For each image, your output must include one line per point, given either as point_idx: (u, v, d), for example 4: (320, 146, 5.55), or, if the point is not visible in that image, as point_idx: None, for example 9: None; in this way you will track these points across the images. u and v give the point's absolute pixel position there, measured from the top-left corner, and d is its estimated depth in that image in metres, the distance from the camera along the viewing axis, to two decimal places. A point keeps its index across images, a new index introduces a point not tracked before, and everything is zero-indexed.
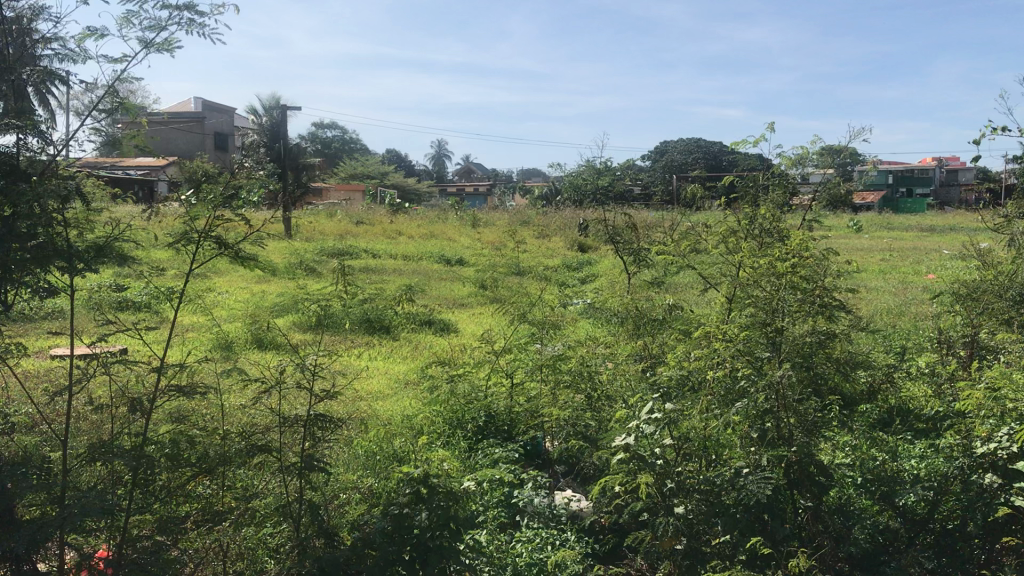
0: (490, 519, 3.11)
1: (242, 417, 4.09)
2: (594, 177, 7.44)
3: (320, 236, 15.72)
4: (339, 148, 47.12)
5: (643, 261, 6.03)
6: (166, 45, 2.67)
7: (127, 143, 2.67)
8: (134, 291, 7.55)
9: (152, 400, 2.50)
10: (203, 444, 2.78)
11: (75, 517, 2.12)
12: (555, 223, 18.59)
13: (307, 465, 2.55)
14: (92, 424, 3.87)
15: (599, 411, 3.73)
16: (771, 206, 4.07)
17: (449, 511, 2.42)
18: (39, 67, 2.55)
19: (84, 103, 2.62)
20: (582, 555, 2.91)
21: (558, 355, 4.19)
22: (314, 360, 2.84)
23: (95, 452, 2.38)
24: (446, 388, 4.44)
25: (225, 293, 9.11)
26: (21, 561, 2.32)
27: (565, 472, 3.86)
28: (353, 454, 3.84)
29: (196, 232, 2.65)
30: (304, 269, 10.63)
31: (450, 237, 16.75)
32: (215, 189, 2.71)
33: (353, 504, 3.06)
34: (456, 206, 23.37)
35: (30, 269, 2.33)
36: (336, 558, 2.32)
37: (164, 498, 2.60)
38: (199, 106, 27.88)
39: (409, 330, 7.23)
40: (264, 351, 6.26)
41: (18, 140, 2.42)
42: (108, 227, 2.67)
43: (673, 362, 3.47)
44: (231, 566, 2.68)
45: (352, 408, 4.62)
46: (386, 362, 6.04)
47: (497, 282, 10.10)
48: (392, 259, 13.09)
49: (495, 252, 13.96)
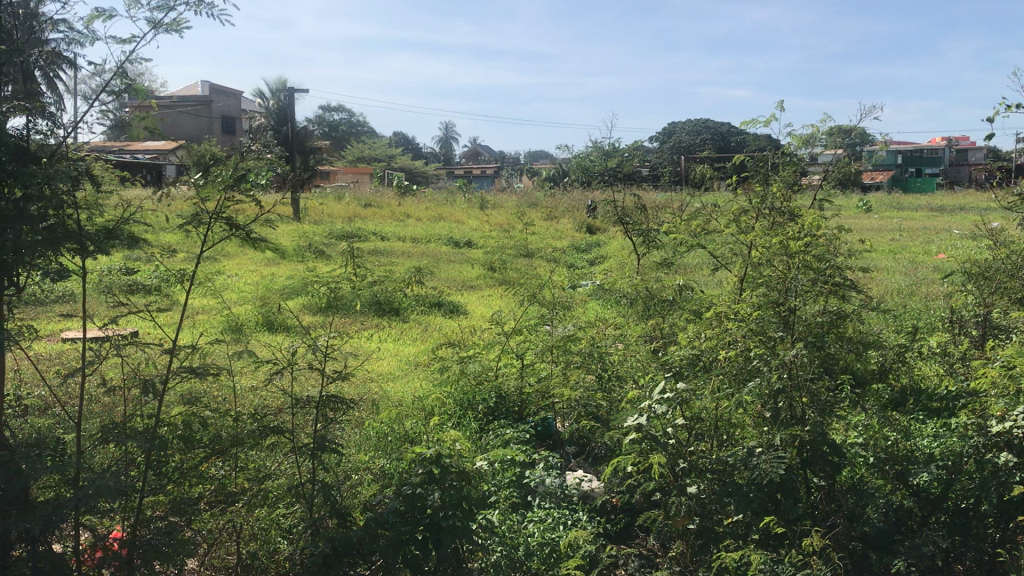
0: (502, 500, 3.08)
1: (253, 398, 4.10)
2: (602, 158, 7.41)
3: (329, 218, 15.72)
4: (347, 132, 47.08)
5: (652, 241, 6.02)
6: (176, 26, 2.58)
7: (136, 125, 2.65)
8: (144, 275, 7.57)
9: (164, 382, 2.47)
10: (216, 426, 2.76)
11: (89, 500, 2.16)
12: (563, 205, 18.54)
13: (319, 446, 2.53)
14: (105, 405, 3.89)
15: (611, 393, 3.74)
16: (782, 185, 4.03)
17: (462, 491, 2.38)
18: (47, 49, 2.54)
19: (93, 87, 2.60)
20: (594, 535, 2.90)
21: (569, 336, 4.15)
22: (325, 340, 2.80)
23: (108, 433, 2.38)
24: (456, 369, 4.43)
25: (235, 276, 9.11)
26: (37, 543, 2.35)
27: (576, 452, 3.85)
28: (364, 436, 3.85)
29: (207, 215, 2.66)
30: (313, 252, 10.59)
31: (458, 220, 16.73)
32: (223, 170, 2.67)
33: (366, 485, 3.09)
34: (464, 189, 23.37)
35: (43, 251, 2.34)
36: (350, 538, 2.31)
37: (177, 479, 2.59)
38: (206, 89, 27.86)
39: (418, 312, 7.23)
40: (274, 334, 6.28)
41: (27, 123, 2.41)
42: (117, 210, 2.66)
43: (687, 345, 3.45)
44: (244, 546, 2.77)
45: (363, 391, 4.63)
46: (396, 344, 6.04)
47: (506, 265, 10.09)
48: (400, 242, 13.10)
49: (503, 236, 13.94)
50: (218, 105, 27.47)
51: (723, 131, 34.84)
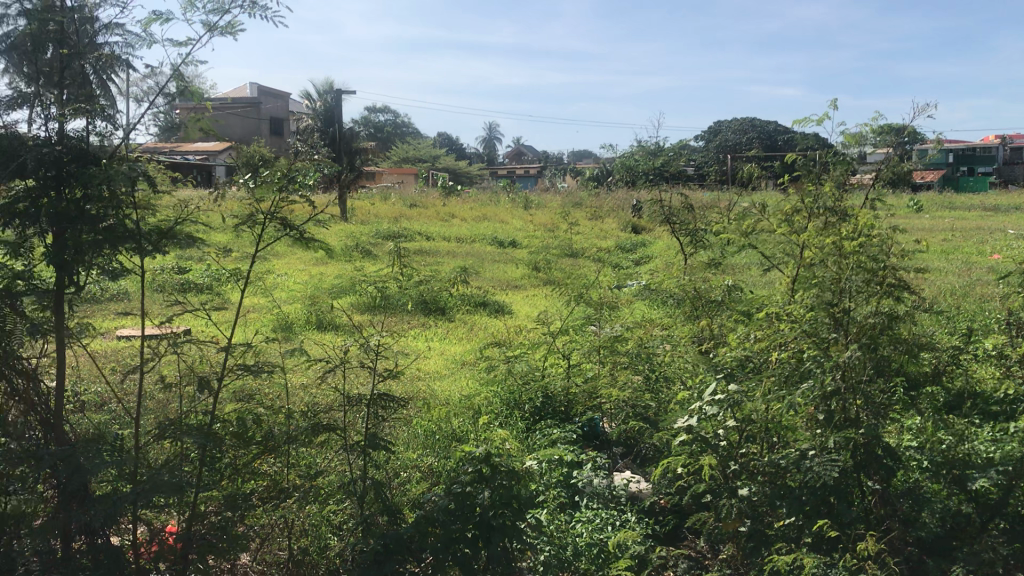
0: (550, 500, 3.08)
1: (303, 396, 4.15)
2: (648, 158, 7.37)
3: (375, 218, 15.85)
4: (392, 132, 47.41)
5: (700, 241, 5.98)
6: (230, 29, 2.59)
7: (190, 127, 2.67)
8: (196, 274, 7.71)
9: (219, 379, 2.50)
10: (268, 423, 2.80)
11: (149, 494, 2.21)
12: (608, 204, 18.48)
13: (371, 444, 2.55)
14: (159, 402, 3.97)
15: (659, 394, 3.72)
16: (835, 185, 3.97)
17: (512, 490, 2.39)
18: (106, 52, 2.58)
19: (150, 89, 2.64)
20: (642, 537, 2.89)
21: (616, 337, 4.16)
22: (376, 340, 2.81)
23: (165, 429, 2.43)
24: (503, 369, 4.43)
25: (284, 275, 9.23)
26: (96, 535, 2.40)
27: (624, 453, 3.81)
28: (412, 434, 3.88)
29: (261, 215, 2.70)
30: (360, 252, 10.70)
31: (503, 220, 16.76)
32: (277, 171, 2.71)
33: (414, 483, 3.11)
34: (509, 188, 23.41)
35: (103, 250, 2.40)
36: (401, 536, 2.32)
37: (231, 475, 2.63)
38: (255, 90, 28.22)
39: (464, 312, 7.27)
40: (323, 332, 6.35)
41: (86, 124, 2.46)
42: (173, 210, 2.71)
43: (738, 347, 3.42)
44: (295, 542, 2.80)
45: (410, 390, 4.67)
46: (442, 343, 6.07)
47: (551, 265, 10.10)
48: (446, 242, 13.16)
49: (548, 236, 13.93)
50: (267, 107, 27.84)
51: (770, 130, 34.46)
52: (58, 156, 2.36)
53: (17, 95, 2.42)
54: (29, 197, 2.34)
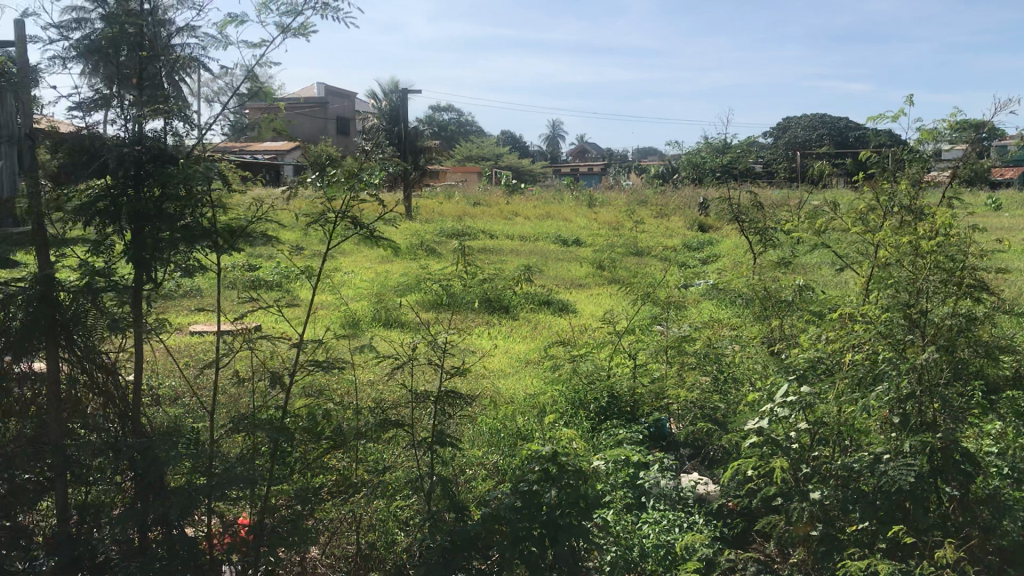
0: (616, 500, 3.07)
1: (370, 392, 4.20)
2: (715, 155, 7.28)
3: (439, 217, 15.97)
4: (457, 131, 47.69)
5: (769, 239, 5.88)
6: (302, 30, 2.63)
7: (264, 127, 2.72)
8: (266, 271, 7.86)
9: (291, 375, 2.54)
10: (338, 418, 2.84)
11: (224, 487, 2.26)
12: (674, 202, 18.33)
13: (438, 441, 2.56)
14: (232, 397, 4.06)
15: (727, 395, 3.67)
16: (911, 183, 3.87)
17: (579, 490, 2.39)
18: (183, 54, 2.63)
19: (225, 90, 2.69)
20: (710, 539, 2.86)
21: (684, 337, 4.14)
22: (444, 337, 2.82)
23: (239, 423, 2.48)
24: (568, 368, 4.42)
25: (351, 272, 9.36)
26: (172, 526, 2.45)
27: (691, 455, 3.75)
28: (478, 431, 3.90)
29: (332, 214, 2.74)
30: (425, 250, 10.79)
31: (567, 218, 16.74)
32: (347, 170, 2.74)
33: (480, 480, 3.13)
34: (573, 186, 23.38)
35: (179, 248, 2.45)
36: (470, 532, 2.34)
37: (301, 470, 2.67)
38: (322, 90, 28.72)
39: (528, 310, 7.28)
40: (390, 330, 6.42)
41: (164, 124, 2.51)
42: (247, 209, 2.76)
43: (809, 348, 3.36)
44: (363, 536, 2.84)
45: (476, 387, 4.69)
46: (507, 341, 6.09)
47: (616, 263, 10.06)
48: (510, 240, 13.20)
49: (613, 234, 13.87)
50: (334, 106, 28.24)
51: (841, 126, 33.79)
52: (137, 155, 2.42)
53: (98, 96, 2.49)
54: (108, 195, 2.41)
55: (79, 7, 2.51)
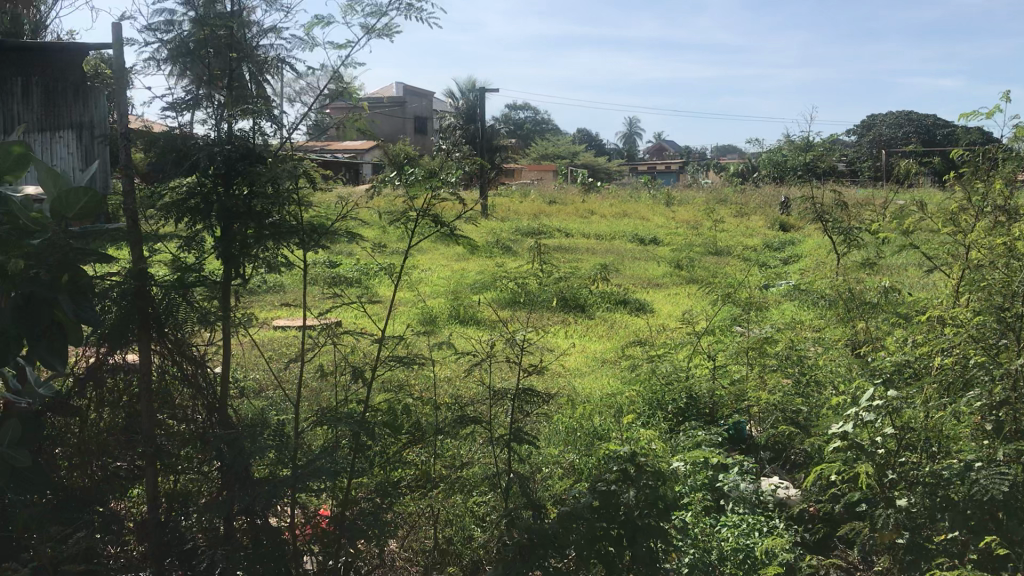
0: (694, 502, 3.04)
1: (448, 389, 4.24)
2: (797, 153, 7.15)
3: (515, 215, 16.02)
4: (533, 129, 47.76)
5: (853, 240, 5.75)
6: (387, 30, 2.66)
7: (349, 127, 2.77)
8: (346, 268, 7.99)
9: (373, 370, 2.58)
10: (416, 414, 2.87)
11: (308, 478, 2.31)
12: (754, 201, 18.04)
13: (516, 438, 2.57)
14: (313, 391, 4.14)
15: (810, 399, 3.60)
16: (1005, 182, 3.74)
17: (658, 491, 2.37)
18: (270, 55, 2.69)
19: (311, 91, 2.74)
20: (791, 545, 2.81)
21: (765, 338, 4.07)
22: (523, 335, 2.83)
23: (322, 417, 2.53)
24: (647, 368, 4.40)
25: (429, 270, 9.46)
26: (256, 516, 2.47)
27: (772, 458, 3.69)
28: (555, 430, 3.91)
29: (415, 213, 2.78)
30: (501, 248, 10.84)
31: (644, 217, 16.63)
32: (430, 168, 2.77)
33: (557, 479, 3.13)
34: (651, 184, 23.20)
35: (267, 244, 2.52)
36: (546, 530, 2.29)
37: (380, 464, 2.71)
38: (401, 89, 29.08)
39: (605, 310, 7.26)
40: (467, 327, 6.47)
41: (252, 124, 2.57)
42: (330, 208, 2.82)
43: (895, 352, 3.28)
44: (441, 531, 2.88)
45: (553, 386, 4.70)
46: (584, 340, 6.08)
47: (694, 263, 9.96)
48: (586, 239, 13.17)
49: (691, 233, 13.73)
50: (413, 106, 28.57)
51: (929, 124, 32.81)
52: (229, 154, 2.49)
53: (190, 98, 2.56)
54: (198, 193, 2.49)
55: (172, 10, 2.58)
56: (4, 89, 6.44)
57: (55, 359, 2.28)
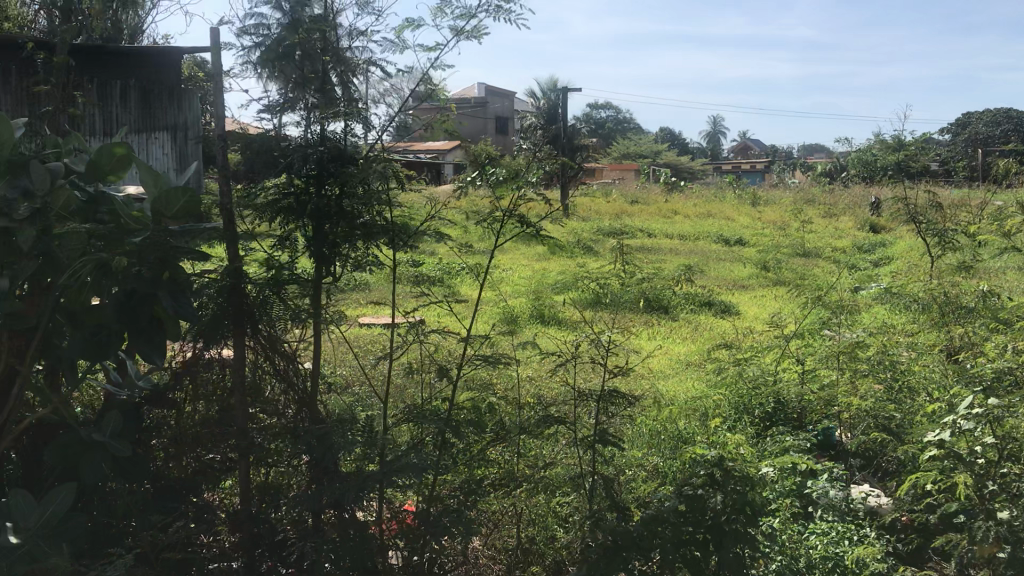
0: (782, 508, 3.00)
1: (531, 388, 4.25)
2: (890, 152, 6.95)
3: (598, 215, 15.96)
4: (615, 129, 47.53)
5: (949, 242, 5.57)
6: (476, 32, 2.68)
7: (437, 128, 2.80)
8: (430, 267, 8.08)
9: (459, 369, 2.61)
10: (501, 413, 2.89)
11: (395, 474, 2.35)
12: (843, 202, 17.62)
13: (601, 439, 2.57)
14: (399, 388, 4.21)
15: (903, 405, 3.51)
16: None
17: (746, 496, 2.34)
18: (361, 58, 2.73)
19: (400, 93, 2.77)
20: (883, 554, 2.74)
21: (857, 342, 3.98)
22: (609, 336, 2.83)
23: (410, 415, 2.57)
24: (733, 371, 4.34)
25: (511, 269, 9.51)
26: (343, 510, 2.52)
27: (862, 466, 3.61)
28: (639, 432, 3.89)
29: (502, 213, 2.80)
30: (583, 248, 10.82)
31: (729, 217, 16.40)
32: (519, 170, 2.79)
33: (642, 481, 3.12)
34: (735, 184, 22.87)
35: (357, 244, 2.57)
36: (630, 533, 2.28)
37: (464, 462, 2.73)
38: (484, 90, 29.26)
39: (689, 311, 7.19)
40: (549, 327, 6.48)
41: (344, 127, 2.61)
42: (419, 208, 2.86)
43: (995, 358, 3.16)
44: (525, 530, 2.89)
45: (636, 388, 4.67)
46: (668, 342, 6.03)
47: (780, 265, 9.78)
48: (669, 239, 13.05)
49: (777, 234, 13.48)
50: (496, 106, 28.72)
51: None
52: (322, 156, 2.53)
53: (284, 101, 2.62)
54: (293, 194, 2.55)
55: (268, 15, 2.64)
56: (104, 93, 6.71)
57: (156, 353, 2.32)
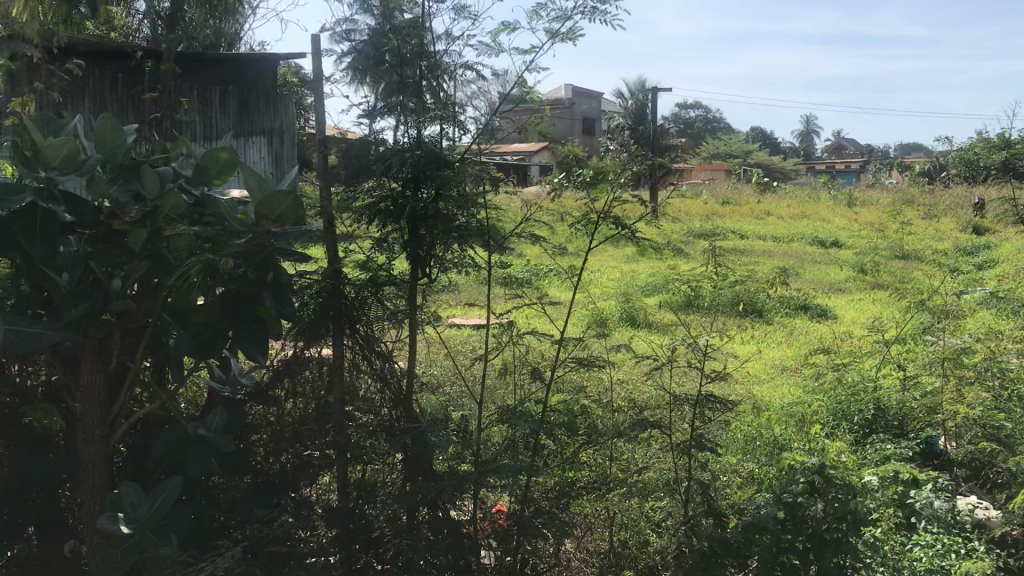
0: (885, 518, 2.91)
1: (623, 392, 4.23)
2: (997, 151, 6.69)
3: (689, 217, 15.78)
4: (705, 129, 46.90)
5: None
6: (571, 34, 2.68)
7: (532, 131, 2.81)
8: (520, 269, 8.12)
9: (553, 371, 2.62)
10: (595, 416, 2.88)
11: (489, 475, 2.37)
12: (945, 202, 17.03)
13: (697, 444, 2.54)
14: (491, 390, 4.23)
15: (1013, 415, 3.37)
16: None
17: (848, 505, 2.28)
18: (457, 63, 2.75)
19: (496, 96, 2.79)
20: (992, 568, 2.64)
21: (963, 348, 3.84)
22: (706, 340, 2.79)
23: (504, 415, 2.59)
24: (831, 377, 4.24)
25: (601, 271, 9.47)
26: (437, 508, 2.55)
27: (969, 477, 3.48)
28: (734, 437, 3.83)
29: (597, 215, 2.80)
30: (674, 250, 10.72)
31: (824, 218, 16.02)
32: (614, 171, 2.78)
33: (738, 488, 3.07)
34: (830, 185, 22.33)
35: (453, 246, 2.60)
36: (726, 539, 2.26)
37: (557, 464, 2.73)
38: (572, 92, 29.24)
39: (783, 315, 7.05)
40: (640, 330, 6.43)
41: (440, 131, 2.64)
42: (513, 210, 2.87)
43: None
44: (618, 534, 2.88)
45: (730, 392, 4.61)
46: (762, 346, 5.93)
47: (879, 268, 9.50)
48: (761, 241, 12.82)
49: (875, 236, 13.11)
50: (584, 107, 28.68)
51: None
52: (417, 159, 2.56)
53: (382, 105, 2.66)
54: (390, 198, 2.60)
55: (367, 21, 2.69)
56: (205, 98, 6.93)
57: (258, 351, 2.39)
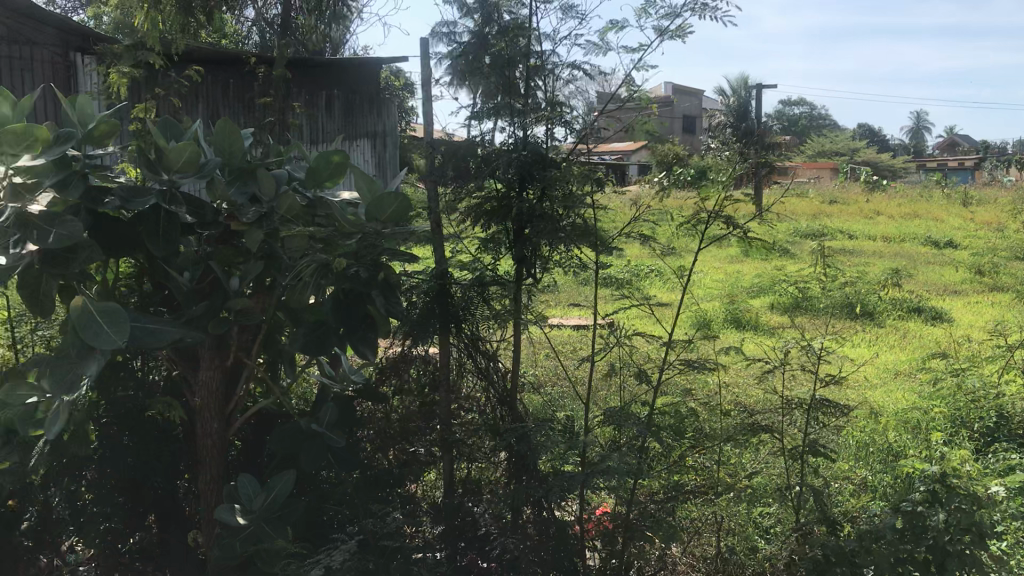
0: (1011, 531, 2.78)
1: (729, 395, 4.16)
2: None
3: (794, 216, 15.40)
4: (811, 127, 45.73)
5: None
6: (680, 32, 2.65)
7: (639, 131, 2.78)
8: (622, 270, 8.06)
9: (661, 372, 2.58)
10: (704, 419, 2.83)
11: (595, 477, 2.36)
12: None
13: (812, 449, 2.47)
14: (594, 391, 4.21)
15: None
16: None
17: (973, 516, 2.18)
18: (564, 63, 2.75)
19: (603, 96, 2.77)
20: None
21: None
22: (821, 343, 2.71)
23: (612, 416, 2.57)
24: (950, 382, 4.07)
25: (704, 272, 9.33)
26: (542, 507, 2.56)
27: None
28: (846, 443, 3.71)
29: (707, 214, 2.75)
30: (779, 251, 10.48)
31: (938, 217, 15.42)
32: (725, 169, 2.73)
33: (852, 495, 2.97)
34: (944, 184, 21.49)
35: (560, 246, 2.59)
36: (842, 548, 2.19)
37: (664, 467, 2.70)
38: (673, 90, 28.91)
39: (896, 318, 6.81)
40: (745, 332, 6.31)
41: (546, 131, 2.64)
42: (620, 210, 2.85)
43: None
44: (725, 539, 2.83)
45: (841, 397, 4.47)
46: (874, 350, 5.74)
47: (999, 269, 9.09)
48: (871, 241, 12.42)
49: (994, 236, 12.55)
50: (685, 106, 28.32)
51: None
52: (524, 160, 2.57)
53: (490, 106, 2.67)
54: (497, 198, 2.61)
55: (476, 23, 2.71)
56: (314, 102, 7.10)
57: (369, 349, 2.46)
